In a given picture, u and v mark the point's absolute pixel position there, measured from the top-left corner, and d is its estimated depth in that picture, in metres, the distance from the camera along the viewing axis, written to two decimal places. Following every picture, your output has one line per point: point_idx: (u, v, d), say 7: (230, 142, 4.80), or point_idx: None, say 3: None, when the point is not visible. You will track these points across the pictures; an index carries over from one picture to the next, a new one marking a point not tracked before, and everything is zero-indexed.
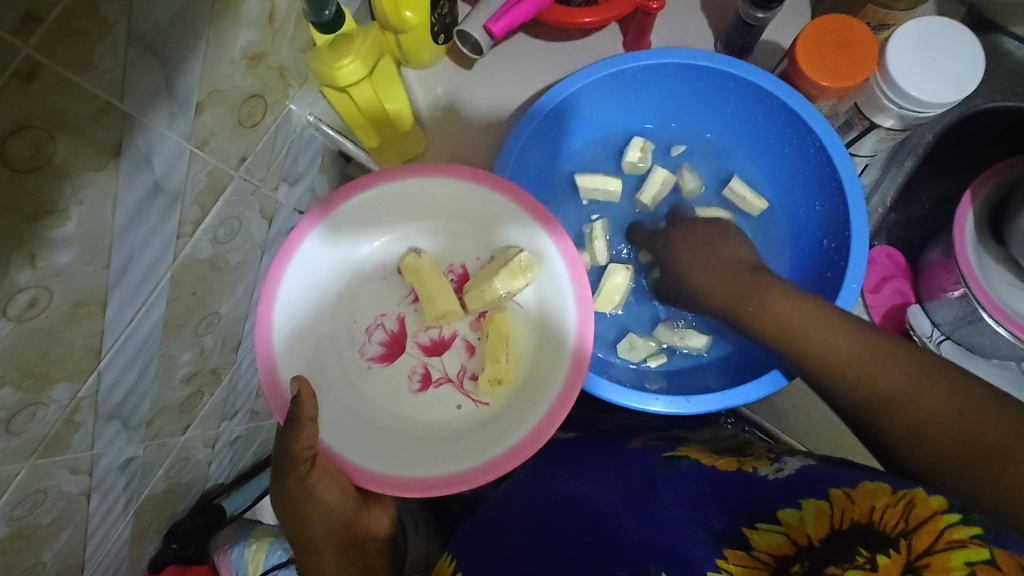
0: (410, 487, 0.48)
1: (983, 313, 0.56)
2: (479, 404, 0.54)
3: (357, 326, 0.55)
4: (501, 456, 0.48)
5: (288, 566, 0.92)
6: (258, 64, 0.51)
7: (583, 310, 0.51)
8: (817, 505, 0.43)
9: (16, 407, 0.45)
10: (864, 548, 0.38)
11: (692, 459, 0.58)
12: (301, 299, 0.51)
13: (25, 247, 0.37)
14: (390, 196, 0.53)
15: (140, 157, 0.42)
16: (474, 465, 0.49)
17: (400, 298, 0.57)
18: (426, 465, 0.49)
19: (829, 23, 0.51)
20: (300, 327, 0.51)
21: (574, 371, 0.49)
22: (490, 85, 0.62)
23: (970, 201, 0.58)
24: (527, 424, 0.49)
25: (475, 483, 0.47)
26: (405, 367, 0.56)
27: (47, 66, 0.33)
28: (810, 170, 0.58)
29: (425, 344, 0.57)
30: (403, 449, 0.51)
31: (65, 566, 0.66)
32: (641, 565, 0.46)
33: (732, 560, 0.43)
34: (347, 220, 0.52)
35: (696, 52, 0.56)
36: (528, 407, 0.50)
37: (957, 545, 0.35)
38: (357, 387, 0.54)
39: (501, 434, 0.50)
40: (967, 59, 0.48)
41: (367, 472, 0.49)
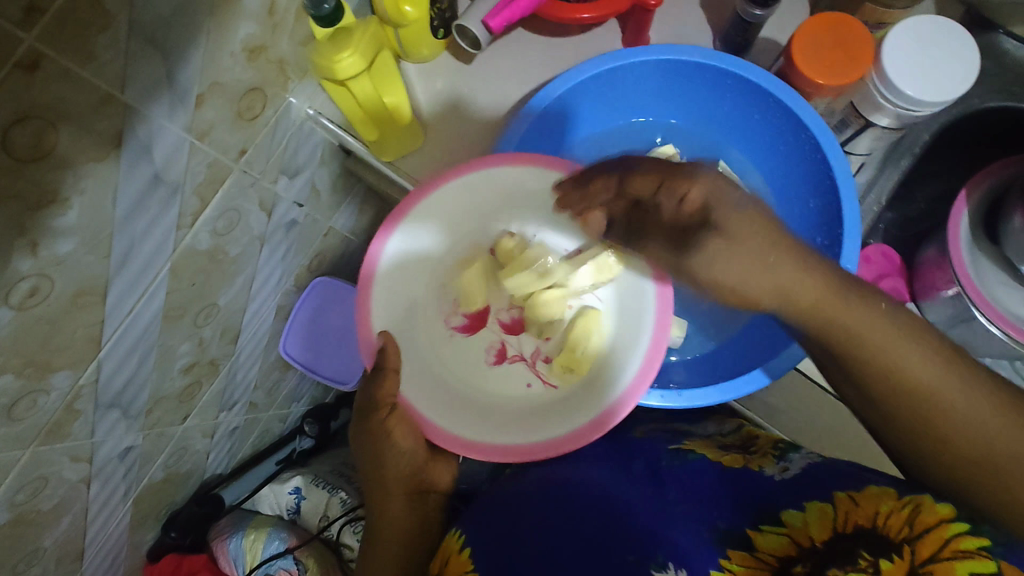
0: (495, 452, 0.48)
1: (977, 313, 0.56)
2: (550, 386, 0.54)
3: (447, 296, 0.56)
4: (573, 432, 0.48)
5: (285, 557, 0.94)
6: (258, 57, 0.51)
7: (663, 304, 0.50)
8: (821, 507, 0.44)
9: (17, 394, 0.45)
10: (867, 552, 0.39)
11: (698, 453, 0.58)
12: (400, 266, 0.52)
13: (27, 236, 0.38)
14: (488, 180, 0.52)
15: (140, 148, 0.43)
16: (547, 440, 0.48)
17: (487, 277, 0.57)
18: (508, 432, 0.49)
19: (826, 22, 0.51)
20: (395, 287, 0.52)
21: (647, 363, 0.49)
22: (490, 80, 0.62)
23: (964, 200, 0.58)
24: (596, 407, 0.49)
25: (548, 455, 0.47)
26: (486, 340, 0.57)
27: (50, 57, 0.33)
28: (807, 167, 0.58)
29: (506, 321, 0.58)
30: (482, 417, 0.51)
31: (64, 552, 0.67)
32: (648, 555, 0.47)
33: (735, 559, 0.44)
34: (447, 199, 0.52)
35: (692, 49, 0.57)
36: (602, 390, 0.50)
37: (964, 556, 0.36)
38: (438, 352, 0.55)
39: (575, 412, 0.50)
40: (962, 58, 0.48)
41: (446, 434, 0.48)
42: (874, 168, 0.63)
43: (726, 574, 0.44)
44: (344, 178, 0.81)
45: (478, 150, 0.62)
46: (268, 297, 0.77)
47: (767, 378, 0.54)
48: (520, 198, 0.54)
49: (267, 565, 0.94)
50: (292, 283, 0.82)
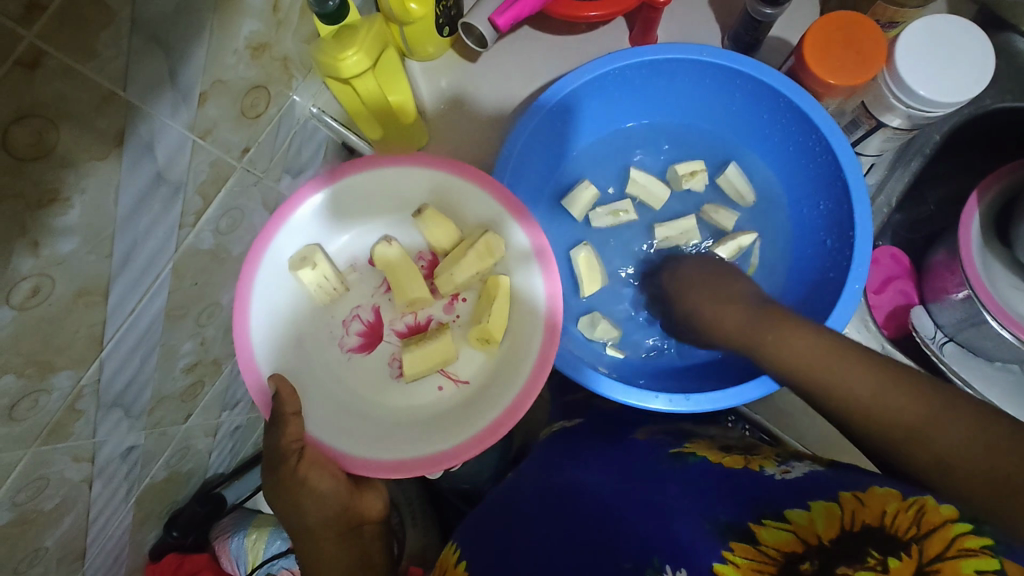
0: (370, 470, 0.49)
1: (988, 316, 0.56)
2: (460, 383, 0.53)
3: (334, 319, 0.55)
4: (479, 433, 0.49)
5: (287, 556, 0.94)
6: (262, 55, 0.51)
7: (549, 278, 0.51)
8: (827, 506, 0.44)
9: (19, 394, 0.45)
10: (875, 550, 0.38)
11: (699, 455, 0.58)
12: (285, 288, 0.52)
13: (28, 236, 0.37)
14: (357, 187, 0.53)
15: (142, 147, 0.42)
16: (452, 444, 0.49)
17: (375, 287, 0.56)
18: (385, 448, 0.50)
19: (840, 21, 0.51)
20: (278, 319, 0.52)
21: (547, 336, 0.50)
22: (495, 77, 0.62)
23: (976, 202, 0.57)
24: (504, 400, 0.50)
25: (453, 462, 0.48)
26: (386, 353, 0.55)
27: (51, 55, 0.33)
28: (816, 169, 0.57)
29: (401, 331, 0.56)
30: (370, 429, 0.52)
31: (67, 552, 0.66)
32: (644, 559, 0.46)
33: (737, 551, 0.44)
34: (324, 211, 0.53)
35: (701, 48, 0.56)
36: (510, 380, 0.51)
37: (968, 554, 0.35)
38: (338, 375, 0.54)
39: (479, 413, 0.50)
40: (977, 59, 0.48)
41: (350, 457, 0.49)
42: (885, 169, 0.62)
43: (728, 565, 0.43)
44: None
45: (483, 150, 0.61)
46: None
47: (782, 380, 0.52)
48: (391, 198, 0.55)
49: (269, 564, 0.94)
50: None
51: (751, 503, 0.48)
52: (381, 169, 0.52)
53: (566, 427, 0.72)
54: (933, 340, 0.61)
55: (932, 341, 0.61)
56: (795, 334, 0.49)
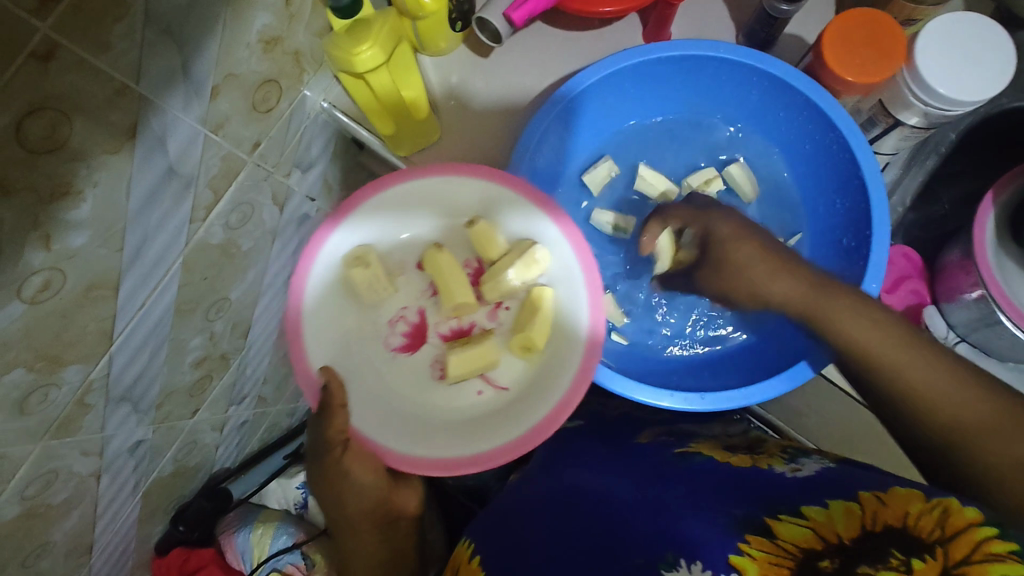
0: (418, 468, 0.49)
1: (1001, 315, 0.55)
2: (499, 389, 0.53)
3: (380, 319, 0.54)
4: (525, 435, 0.49)
5: (292, 551, 0.93)
6: (274, 48, 0.50)
7: (594, 294, 0.51)
8: (846, 505, 0.43)
9: (30, 387, 0.45)
10: (897, 551, 0.37)
11: (706, 454, 0.58)
12: (331, 284, 0.51)
13: (40, 229, 0.37)
14: (413, 191, 0.52)
15: (155, 140, 0.42)
16: (495, 447, 0.49)
17: (420, 291, 0.56)
18: (431, 448, 0.50)
19: (858, 18, 0.50)
20: (327, 315, 0.51)
21: (587, 352, 0.50)
22: (507, 73, 0.61)
23: (992, 201, 0.57)
24: (543, 408, 0.50)
25: (495, 463, 0.48)
26: (428, 356, 0.55)
27: (66, 47, 0.32)
28: (832, 167, 0.57)
29: (445, 334, 0.55)
30: (416, 429, 0.51)
31: (74, 546, 0.66)
32: (657, 554, 0.45)
33: (754, 544, 0.43)
34: (377, 211, 0.52)
35: (718, 43, 0.55)
36: (552, 386, 0.51)
37: (994, 558, 0.34)
38: (380, 374, 0.53)
39: (523, 415, 0.51)
40: (996, 57, 0.47)
41: (395, 451, 0.49)
42: (899, 168, 0.61)
43: (746, 558, 0.42)
44: (356, 172, 0.80)
45: (495, 147, 0.61)
46: (280, 292, 0.76)
47: (811, 372, 0.52)
48: (443, 203, 0.54)
49: (273, 560, 0.93)
50: None
51: (756, 503, 0.47)
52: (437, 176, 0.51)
53: (576, 424, 0.72)
54: (945, 340, 0.61)
55: (944, 341, 0.62)
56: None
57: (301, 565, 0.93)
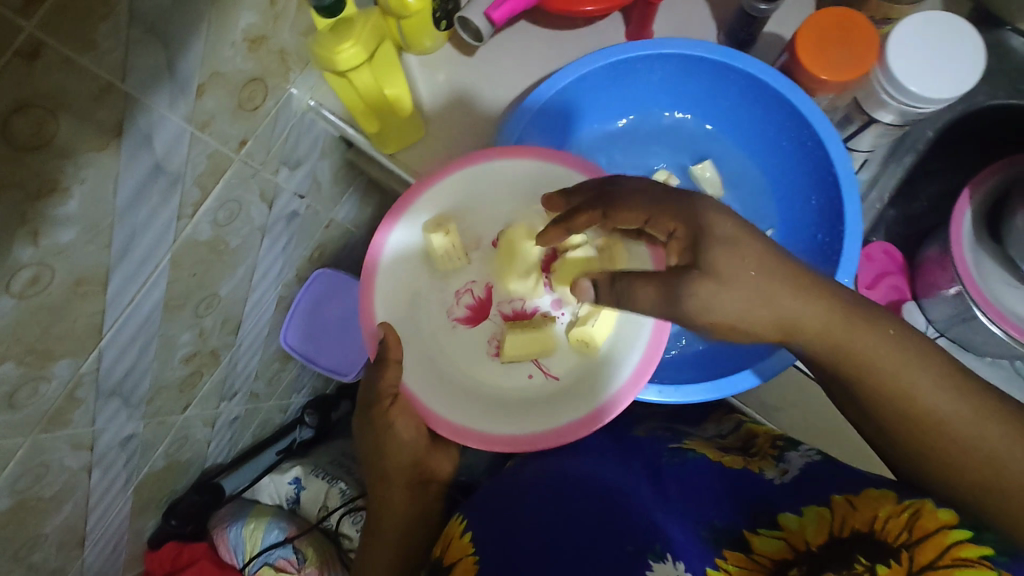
0: (480, 441, 0.50)
1: (977, 312, 0.56)
2: (550, 377, 0.53)
3: (448, 288, 0.55)
4: (574, 421, 0.50)
5: (284, 546, 0.94)
6: (259, 47, 0.51)
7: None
8: (819, 511, 0.44)
9: (19, 381, 0.46)
10: (863, 556, 0.38)
11: (698, 452, 0.59)
12: (409, 245, 0.53)
13: (28, 225, 0.38)
14: (500, 170, 0.53)
15: (141, 138, 0.43)
16: (543, 429, 0.50)
17: (493, 267, 0.56)
18: (496, 424, 0.51)
19: (833, 17, 0.51)
20: (402, 275, 0.53)
21: (647, 354, 0.50)
22: (491, 71, 0.62)
23: (968, 199, 0.58)
24: (594, 400, 0.50)
25: (539, 446, 0.50)
26: (487, 332, 0.55)
27: (50, 46, 0.33)
28: (807, 165, 0.58)
29: (507, 313, 0.55)
30: (479, 405, 0.52)
31: (66, 539, 0.67)
32: (646, 543, 0.48)
33: (732, 560, 0.46)
34: (463, 184, 0.54)
35: (696, 43, 0.56)
36: (605, 379, 0.51)
37: (963, 564, 0.34)
38: (439, 342, 0.54)
39: (574, 401, 0.51)
40: (967, 56, 0.48)
41: (442, 419, 0.50)
42: (877, 165, 0.62)
43: (721, 573, 0.45)
44: (346, 170, 0.81)
45: (480, 145, 0.62)
46: (269, 288, 0.77)
47: (756, 380, 0.54)
48: (528, 188, 0.54)
49: (266, 554, 0.94)
50: (292, 275, 0.82)
51: (735, 509, 0.50)
52: (525, 160, 0.52)
53: None
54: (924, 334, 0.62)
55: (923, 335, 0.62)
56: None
57: (292, 559, 0.93)
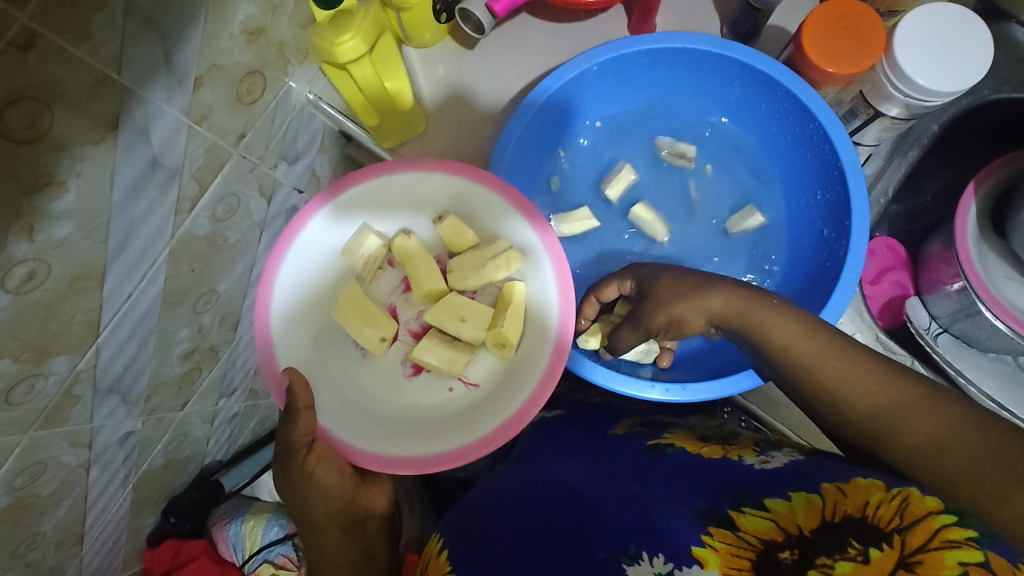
0: (382, 465, 0.50)
1: (983, 308, 0.56)
2: (471, 386, 0.54)
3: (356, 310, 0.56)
4: (489, 434, 0.50)
5: (284, 543, 0.96)
6: (257, 39, 0.50)
7: (563, 290, 0.52)
8: (808, 498, 0.45)
9: (16, 378, 0.45)
10: (856, 540, 0.40)
11: (678, 446, 0.59)
12: (302, 279, 0.53)
13: (23, 220, 0.37)
14: (382, 189, 0.53)
15: (138, 131, 0.42)
16: (462, 444, 0.50)
17: (394, 287, 0.58)
18: (399, 446, 0.51)
19: (839, 8, 0.50)
20: (298, 318, 0.52)
21: (557, 350, 0.51)
22: (492, 64, 0.61)
23: (973, 192, 0.57)
24: (515, 403, 0.51)
25: (461, 461, 0.49)
26: (398, 355, 0.56)
27: (44, 37, 0.32)
28: (812, 159, 0.58)
29: (415, 330, 0.57)
30: (382, 425, 0.52)
31: (65, 536, 0.67)
32: (620, 547, 0.47)
33: (716, 536, 0.44)
34: (353, 205, 0.53)
35: (699, 37, 0.56)
36: (522, 380, 0.51)
37: (951, 544, 0.37)
38: (352, 373, 0.54)
39: (489, 413, 0.51)
40: (974, 48, 0.48)
41: (364, 453, 0.50)
42: (881, 159, 0.61)
43: (708, 550, 0.43)
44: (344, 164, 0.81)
45: (481, 142, 0.61)
46: None
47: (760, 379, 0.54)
48: (414, 199, 0.55)
49: (267, 550, 0.96)
50: None
51: (720, 495, 0.48)
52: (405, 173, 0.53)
53: (550, 412, 0.72)
54: (928, 330, 0.61)
55: (927, 331, 0.62)
56: (785, 316, 0.49)
57: (292, 556, 0.96)
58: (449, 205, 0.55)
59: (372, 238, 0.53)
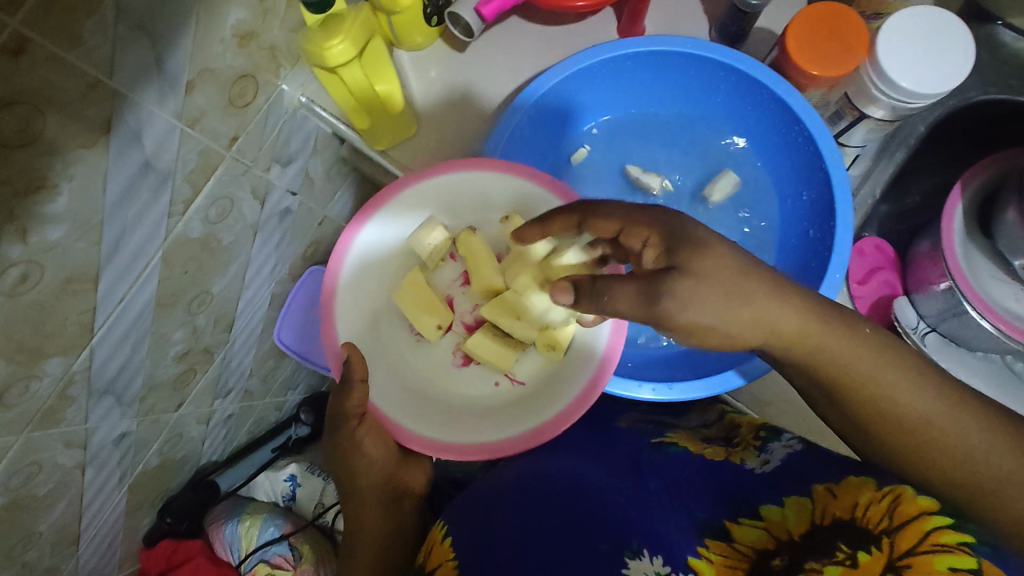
0: (429, 447, 0.52)
1: (967, 305, 0.57)
2: (517, 382, 0.55)
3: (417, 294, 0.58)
4: (534, 429, 0.51)
5: (280, 542, 0.96)
6: (249, 43, 0.51)
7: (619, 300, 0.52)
8: (799, 502, 0.45)
9: (9, 380, 0.45)
10: (845, 545, 0.38)
11: (680, 446, 0.58)
12: (367, 258, 0.55)
13: (16, 223, 0.38)
14: (458, 184, 0.55)
15: (130, 135, 0.43)
16: (505, 437, 0.52)
17: (455, 277, 0.59)
18: (446, 431, 0.53)
19: (821, 11, 0.51)
20: (362, 294, 0.56)
21: (603, 360, 0.52)
22: (483, 66, 0.62)
23: (959, 193, 0.58)
24: (559, 405, 0.52)
25: (505, 453, 0.51)
26: (450, 344, 0.58)
27: (36, 42, 0.33)
28: (797, 160, 0.59)
29: (469, 323, 0.58)
30: (430, 410, 0.54)
31: (61, 537, 0.67)
32: (623, 542, 0.47)
33: (713, 549, 0.45)
34: (428, 195, 0.55)
35: (686, 41, 0.56)
36: (569, 382, 0.53)
37: (941, 549, 0.35)
38: (405, 357, 0.57)
39: (537, 408, 0.53)
40: (956, 51, 0.48)
41: (413, 433, 0.52)
42: (867, 161, 0.62)
43: (703, 561, 0.44)
44: (338, 165, 0.81)
45: (472, 143, 0.61)
46: (264, 286, 0.77)
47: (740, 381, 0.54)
48: (484, 197, 0.56)
49: (263, 549, 0.96)
50: (286, 272, 0.82)
51: (717, 502, 0.49)
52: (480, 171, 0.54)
53: None
54: (916, 329, 0.61)
55: (915, 330, 0.62)
56: None
57: (288, 556, 0.95)
58: (513, 205, 0.56)
59: (439, 230, 0.54)
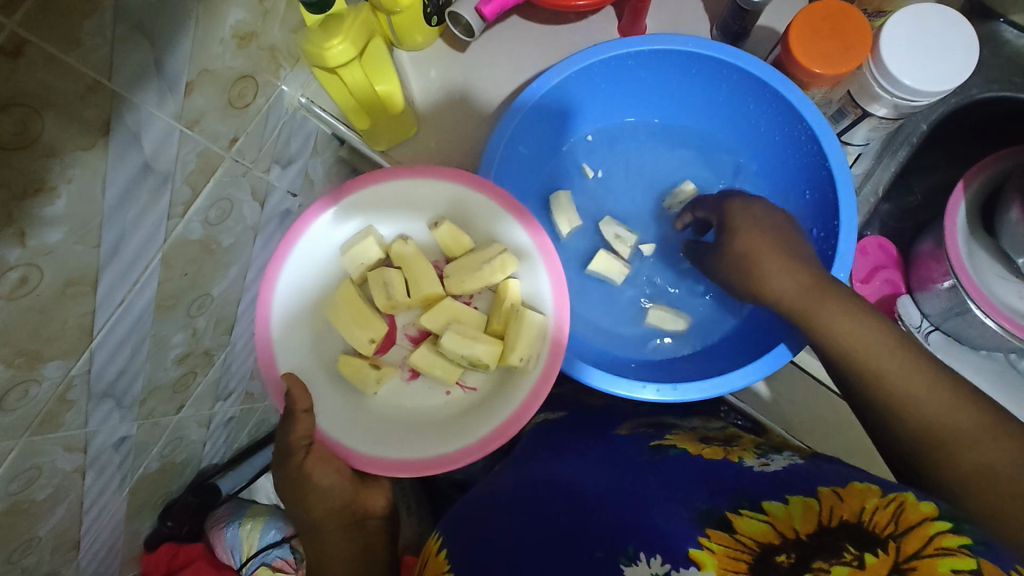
0: (381, 467, 0.49)
1: (972, 304, 0.56)
2: (467, 390, 0.55)
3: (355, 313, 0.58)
4: (489, 434, 0.50)
5: (282, 545, 0.97)
6: (248, 44, 0.50)
7: (558, 293, 0.52)
8: (804, 502, 0.44)
9: (8, 384, 0.45)
10: (852, 546, 0.37)
11: (679, 448, 0.59)
12: (304, 280, 0.53)
13: (14, 226, 0.37)
14: (384, 194, 0.53)
15: (129, 137, 0.42)
16: (457, 448, 0.50)
17: None
18: (395, 448, 0.51)
19: (825, 8, 0.51)
20: (297, 323, 0.53)
21: (551, 353, 0.51)
22: (483, 66, 0.61)
23: (961, 192, 0.58)
24: (505, 411, 0.51)
25: (457, 464, 0.49)
26: (398, 357, 0.58)
27: (34, 43, 0.33)
28: (801, 160, 0.58)
29: (414, 335, 0.59)
30: (380, 429, 0.52)
31: (61, 541, 0.67)
32: (618, 547, 0.47)
33: (714, 538, 0.44)
34: (356, 209, 0.53)
35: (694, 40, 0.56)
36: (516, 384, 0.52)
37: (946, 553, 0.34)
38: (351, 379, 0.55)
39: (487, 416, 0.51)
40: (959, 49, 0.48)
41: (360, 455, 0.50)
42: (869, 160, 0.62)
43: (705, 552, 0.43)
44: (338, 166, 0.81)
45: (472, 143, 0.61)
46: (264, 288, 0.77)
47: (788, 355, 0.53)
48: (413, 203, 0.54)
49: (263, 552, 0.96)
50: None
51: (722, 496, 0.48)
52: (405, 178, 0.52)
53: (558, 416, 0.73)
54: (919, 328, 0.62)
55: (918, 330, 0.63)
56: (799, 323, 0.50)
57: (290, 560, 0.97)
58: (443, 211, 0.55)
59: (371, 243, 0.53)
